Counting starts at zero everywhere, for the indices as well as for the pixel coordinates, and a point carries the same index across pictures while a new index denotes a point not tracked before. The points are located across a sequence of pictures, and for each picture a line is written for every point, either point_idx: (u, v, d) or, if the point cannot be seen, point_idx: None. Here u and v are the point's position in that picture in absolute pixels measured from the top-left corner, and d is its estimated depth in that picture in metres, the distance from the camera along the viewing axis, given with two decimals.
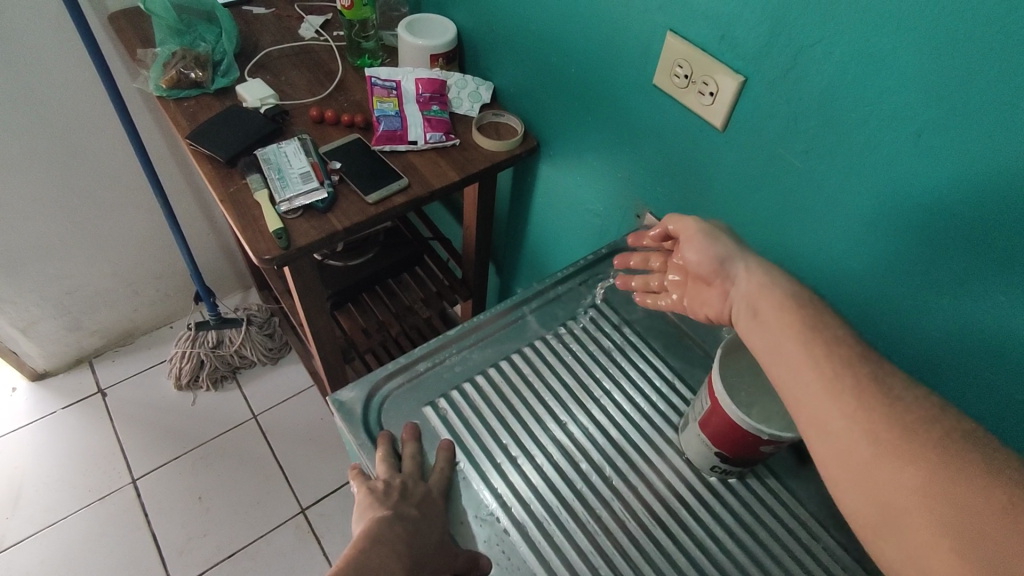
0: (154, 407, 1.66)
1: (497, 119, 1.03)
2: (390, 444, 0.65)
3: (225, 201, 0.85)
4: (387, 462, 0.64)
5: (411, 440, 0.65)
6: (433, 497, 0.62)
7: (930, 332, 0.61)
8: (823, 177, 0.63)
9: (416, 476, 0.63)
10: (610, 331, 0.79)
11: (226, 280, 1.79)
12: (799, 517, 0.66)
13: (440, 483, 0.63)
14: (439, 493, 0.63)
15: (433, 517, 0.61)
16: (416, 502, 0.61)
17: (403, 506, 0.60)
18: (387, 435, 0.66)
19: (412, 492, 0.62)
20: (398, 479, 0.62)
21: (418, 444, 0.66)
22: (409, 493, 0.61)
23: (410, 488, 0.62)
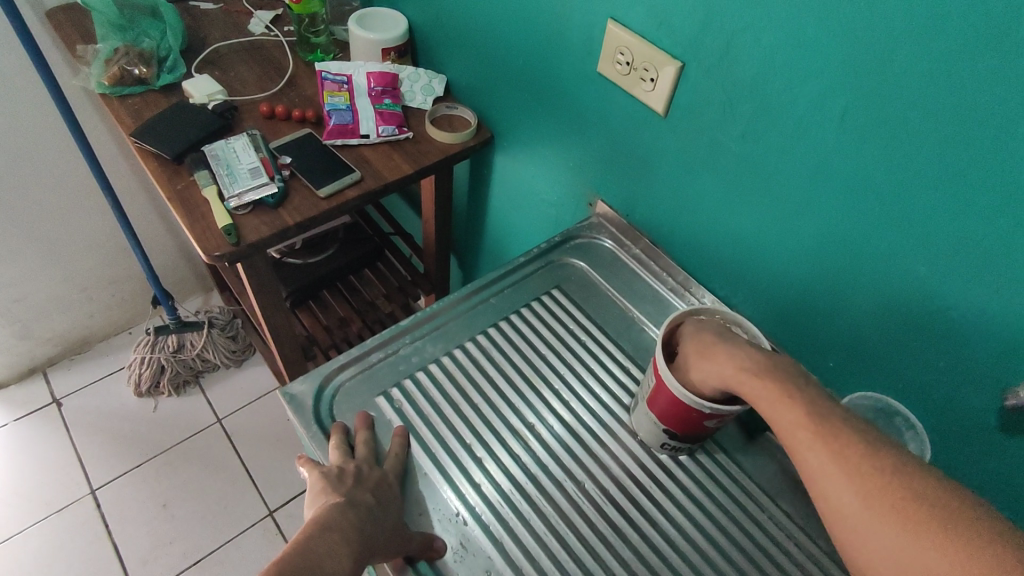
0: (113, 415, 1.62)
1: (451, 112, 1.03)
2: (344, 434, 0.65)
3: (172, 198, 0.83)
4: (340, 449, 0.64)
5: (364, 428, 0.66)
6: (387, 482, 0.62)
7: (863, 305, 0.63)
8: (759, 158, 0.65)
9: (371, 461, 0.63)
10: (564, 317, 0.80)
11: (185, 283, 1.75)
12: (747, 489, 0.68)
13: (394, 468, 0.64)
14: (393, 477, 0.63)
15: (388, 502, 0.61)
16: (370, 488, 0.61)
17: (358, 492, 0.60)
18: (341, 425, 0.66)
19: (367, 478, 0.61)
20: (353, 464, 0.62)
21: (371, 432, 0.66)
22: (364, 479, 0.61)
23: (364, 473, 0.62)
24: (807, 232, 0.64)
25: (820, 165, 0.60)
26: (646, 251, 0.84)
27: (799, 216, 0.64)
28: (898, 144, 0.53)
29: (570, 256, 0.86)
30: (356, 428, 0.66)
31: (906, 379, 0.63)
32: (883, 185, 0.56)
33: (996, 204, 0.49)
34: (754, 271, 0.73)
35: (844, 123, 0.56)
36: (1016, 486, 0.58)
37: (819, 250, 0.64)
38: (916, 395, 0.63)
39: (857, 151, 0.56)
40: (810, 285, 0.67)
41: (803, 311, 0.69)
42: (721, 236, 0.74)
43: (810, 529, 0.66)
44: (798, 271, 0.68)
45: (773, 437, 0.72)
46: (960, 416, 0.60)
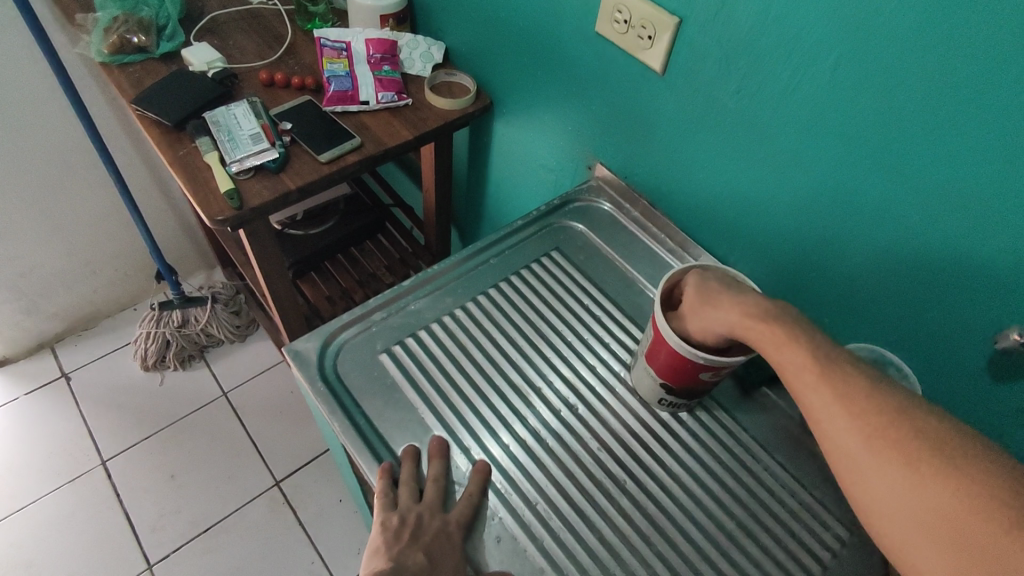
0: (120, 389, 1.64)
1: (449, 79, 1.03)
2: (415, 463, 0.63)
3: (174, 164, 0.84)
4: (409, 486, 0.62)
5: (437, 459, 0.63)
6: (447, 535, 0.59)
7: (857, 259, 0.64)
8: (754, 113, 0.65)
9: (436, 508, 0.61)
10: (563, 277, 0.81)
11: (189, 259, 1.77)
12: (742, 441, 0.69)
13: (459, 515, 0.60)
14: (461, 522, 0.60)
15: (445, 558, 0.57)
16: (426, 544, 0.58)
17: (412, 551, 0.57)
18: (412, 449, 0.64)
19: (425, 531, 0.59)
20: (413, 513, 0.60)
21: (444, 462, 0.64)
22: (422, 535, 0.58)
23: (424, 524, 0.59)
24: (806, 186, 0.65)
25: (817, 117, 0.60)
26: (644, 214, 0.85)
27: (796, 171, 0.65)
28: (891, 92, 0.53)
29: (569, 219, 0.87)
30: (430, 459, 0.63)
31: (899, 331, 0.64)
32: (878, 134, 0.56)
33: (989, 145, 0.50)
34: (750, 229, 0.73)
35: (838, 73, 0.56)
36: (1006, 432, 0.59)
37: (814, 204, 0.65)
38: (906, 347, 0.64)
39: (852, 102, 0.56)
40: (807, 240, 0.68)
41: (800, 267, 0.70)
42: (719, 195, 0.74)
43: (804, 479, 0.67)
44: (794, 227, 0.68)
45: (769, 393, 0.73)
46: (951, 365, 0.61)
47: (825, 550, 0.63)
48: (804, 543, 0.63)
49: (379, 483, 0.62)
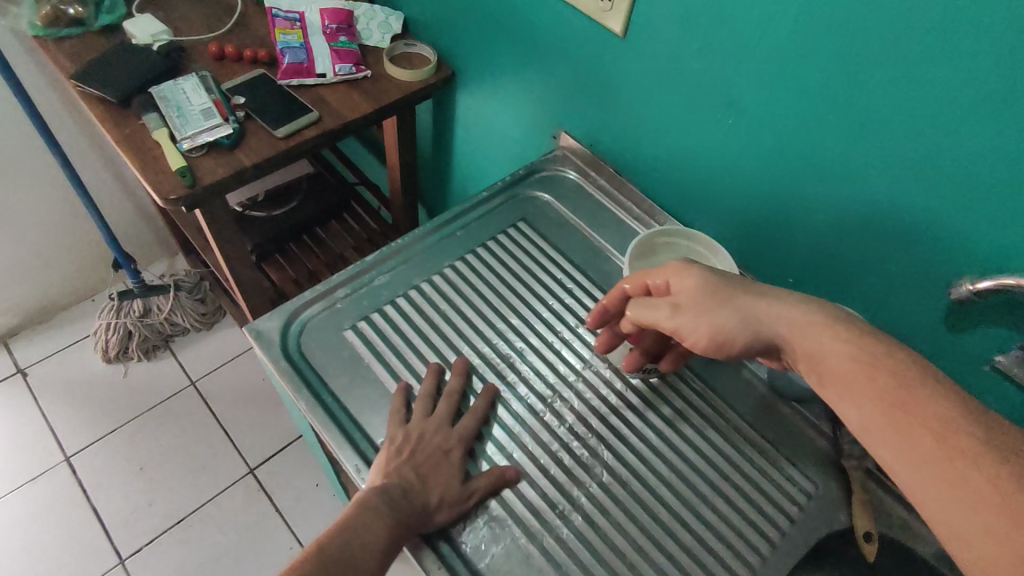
0: (82, 383, 1.59)
1: (409, 49, 1.00)
2: (438, 377, 0.67)
3: (121, 142, 0.80)
4: (423, 400, 0.65)
5: (456, 375, 0.67)
6: (444, 455, 0.61)
7: (819, 218, 0.65)
8: (715, 73, 0.65)
9: (444, 422, 0.64)
10: (530, 247, 0.80)
11: (148, 246, 1.71)
12: (711, 403, 0.70)
13: (463, 432, 0.63)
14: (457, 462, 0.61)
15: (443, 473, 0.60)
16: (419, 463, 0.60)
17: (406, 469, 0.60)
18: (435, 368, 0.67)
19: (428, 442, 0.62)
20: (416, 430, 0.62)
21: (464, 380, 0.67)
22: (420, 452, 0.61)
23: (425, 440, 0.62)
24: (768, 148, 0.65)
25: (778, 76, 0.60)
26: (611, 181, 0.84)
27: (758, 133, 0.65)
28: (849, 47, 0.54)
29: (535, 188, 0.86)
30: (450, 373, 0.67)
31: (860, 289, 0.65)
32: (837, 91, 0.56)
33: (942, 96, 0.50)
34: (715, 194, 0.73)
35: (797, 30, 0.56)
36: (964, 382, 0.61)
37: (776, 165, 0.65)
38: (867, 304, 0.65)
39: (812, 58, 0.57)
40: (770, 203, 0.68)
41: (766, 229, 0.70)
42: (683, 160, 0.74)
43: (772, 436, 0.69)
44: (757, 189, 0.69)
45: None
46: (910, 319, 0.62)
47: (793, 504, 0.64)
48: (773, 498, 0.64)
49: (393, 403, 0.65)
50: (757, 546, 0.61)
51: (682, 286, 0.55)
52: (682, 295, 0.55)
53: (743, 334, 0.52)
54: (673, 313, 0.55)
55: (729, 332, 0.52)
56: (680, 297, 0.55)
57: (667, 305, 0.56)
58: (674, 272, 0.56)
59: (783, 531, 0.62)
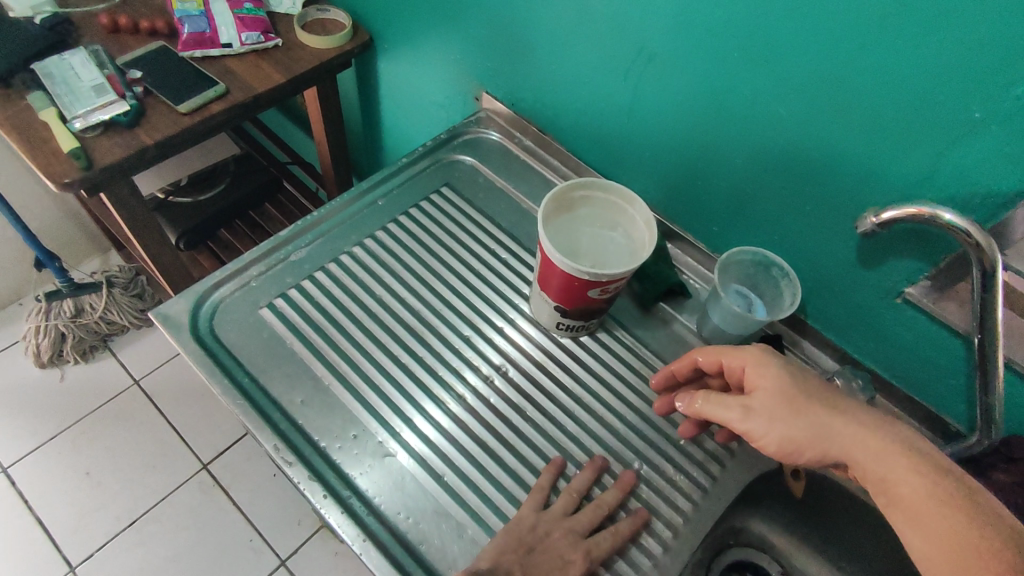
0: (16, 390, 1.51)
1: (322, 15, 0.95)
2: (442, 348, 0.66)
3: (4, 124, 0.74)
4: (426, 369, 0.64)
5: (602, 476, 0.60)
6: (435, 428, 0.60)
7: (736, 162, 0.64)
8: (623, 17, 0.63)
9: (577, 528, 0.57)
10: (455, 212, 0.77)
11: (75, 243, 1.62)
12: (643, 357, 0.69)
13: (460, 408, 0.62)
14: (559, 515, 0.57)
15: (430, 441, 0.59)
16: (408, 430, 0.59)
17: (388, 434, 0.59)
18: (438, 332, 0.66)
19: (551, 545, 0.55)
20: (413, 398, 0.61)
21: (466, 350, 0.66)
22: (540, 553, 0.55)
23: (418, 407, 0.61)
24: (682, 93, 0.63)
25: (684, 14, 0.58)
26: (536, 141, 0.83)
27: (670, 78, 0.63)
28: None
29: (458, 152, 0.83)
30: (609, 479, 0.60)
31: (778, 231, 0.65)
32: (741, 27, 0.55)
33: (834, 24, 0.49)
34: (635, 146, 0.72)
35: None
36: (880, 317, 0.62)
37: (690, 111, 0.64)
38: (786, 247, 0.65)
39: None
40: (688, 150, 0.67)
41: (686, 178, 0.70)
42: (604, 113, 0.72)
43: None
44: (675, 138, 0.67)
45: (667, 308, 0.73)
46: (829, 259, 0.62)
47: (723, 450, 0.65)
48: (703, 445, 0.64)
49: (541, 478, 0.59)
50: (688, 492, 0.62)
51: (759, 386, 0.51)
52: (757, 397, 0.51)
53: (813, 449, 0.48)
54: (745, 416, 0.51)
55: (802, 444, 0.48)
56: (755, 399, 0.51)
57: (739, 405, 0.52)
58: (754, 364, 0.52)
59: (713, 477, 0.63)
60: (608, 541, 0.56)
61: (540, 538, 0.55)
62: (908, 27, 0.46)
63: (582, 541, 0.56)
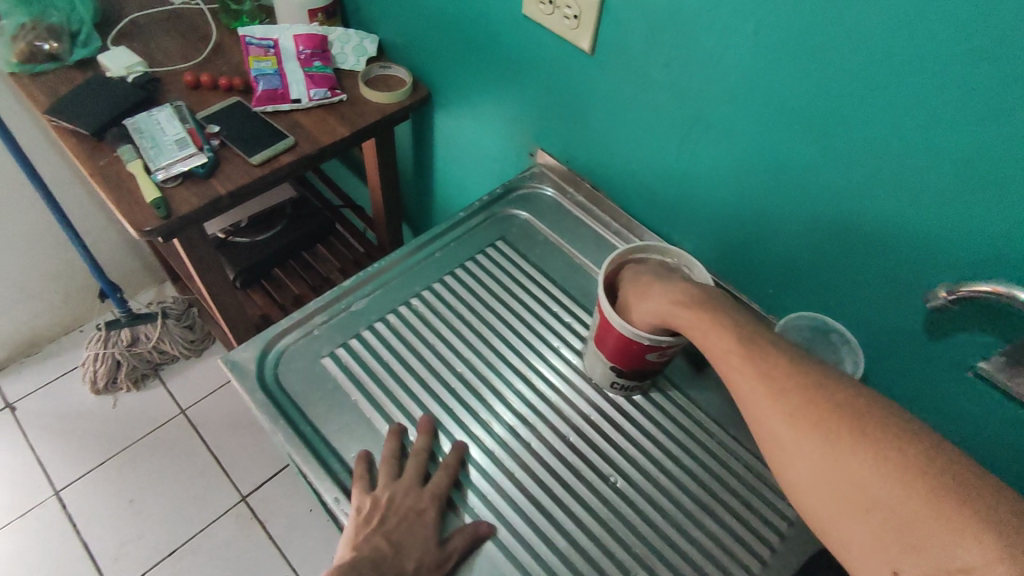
0: (71, 415, 1.58)
1: (384, 72, 1.00)
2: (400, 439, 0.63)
3: (95, 175, 0.80)
4: (389, 464, 0.61)
5: (420, 437, 0.63)
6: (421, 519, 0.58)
7: (796, 227, 0.64)
8: (683, 87, 0.65)
9: (414, 480, 0.60)
10: (510, 266, 0.79)
11: (135, 274, 1.70)
12: (697, 419, 0.69)
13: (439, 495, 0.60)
14: (410, 480, 0.60)
15: (415, 539, 0.57)
16: (392, 531, 0.57)
17: (378, 538, 0.57)
18: (398, 428, 0.63)
19: (397, 509, 0.58)
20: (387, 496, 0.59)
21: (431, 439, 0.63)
22: (392, 517, 0.58)
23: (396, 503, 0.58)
24: (742, 158, 0.65)
25: (748, 87, 0.60)
26: (589, 197, 0.84)
27: (729, 144, 0.65)
28: (814, 59, 0.53)
29: (514, 206, 0.86)
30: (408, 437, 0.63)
31: (839, 297, 0.65)
32: (804, 103, 0.56)
33: (895, 106, 0.51)
34: (690, 207, 0.73)
35: (760, 42, 0.56)
36: (946, 389, 0.60)
37: (749, 177, 0.65)
38: (846, 312, 0.65)
39: (777, 70, 0.56)
40: (743, 214, 0.68)
41: (742, 239, 0.70)
42: (659, 172, 0.74)
43: (757, 449, 0.68)
44: (731, 201, 0.68)
45: None
46: (892, 326, 0.62)
47: (783, 520, 0.63)
48: (760, 512, 0.63)
49: (358, 465, 0.61)
50: (744, 562, 0.60)
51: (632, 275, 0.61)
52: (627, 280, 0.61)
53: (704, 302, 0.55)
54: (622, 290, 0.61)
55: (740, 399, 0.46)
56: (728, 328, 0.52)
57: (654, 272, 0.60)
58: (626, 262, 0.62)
59: (772, 548, 0.61)
60: (445, 477, 0.60)
61: (388, 504, 0.58)
62: (974, 110, 0.47)
63: (424, 490, 0.60)
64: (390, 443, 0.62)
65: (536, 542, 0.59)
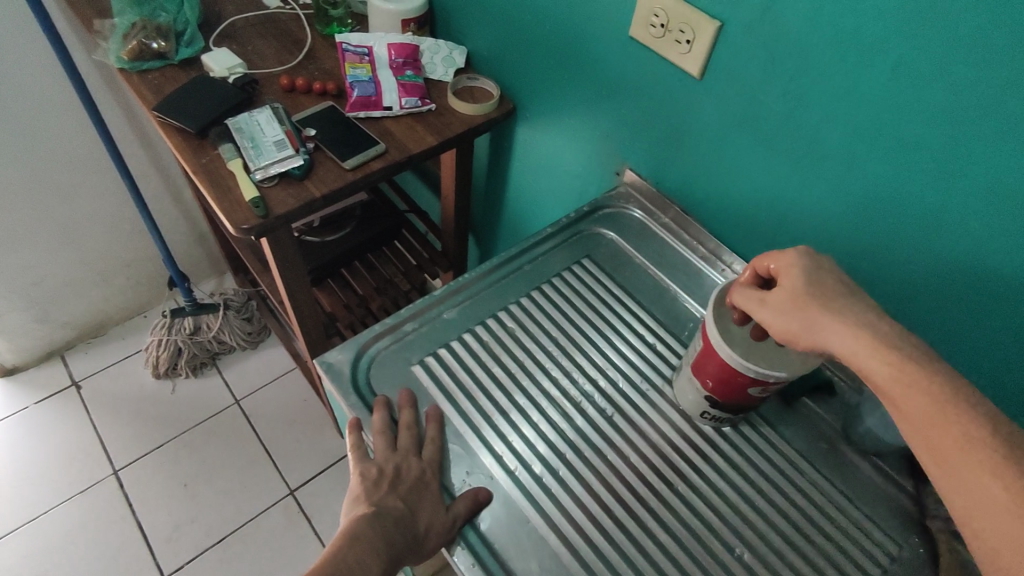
0: (132, 397, 1.62)
1: (472, 83, 1.01)
2: (387, 410, 0.65)
3: (198, 172, 0.83)
4: (384, 434, 0.64)
5: (407, 407, 0.66)
6: (424, 484, 0.61)
7: (909, 267, 0.63)
8: (798, 118, 0.64)
9: (409, 450, 0.63)
10: (595, 285, 0.79)
11: (200, 264, 1.75)
12: (786, 454, 0.67)
13: (433, 461, 0.63)
14: (403, 451, 0.63)
15: (423, 500, 0.60)
16: (404, 493, 0.60)
17: (392, 498, 0.60)
18: (407, 395, 0.66)
19: (403, 477, 0.61)
20: (391, 464, 0.62)
21: (415, 411, 0.66)
22: (398, 484, 0.61)
23: (402, 470, 0.62)
24: (853, 194, 0.64)
25: (871, 121, 0.58)
26: (676, 220, 0.84)
27: (840, 178, 0.64)
28: (950, 99, 0.52)
29: (599, 226, 0.86)
30: (399, 406, 0.66)
31: (949, 339, 0.63)
32: (932, 143, 0.55)
33: None
34: (790, 236, 0.72)
35: (892, 79, 0.55)
36: None
37: (859, 213, 0.64)
38: (955, 355, 0.63)
39: (908, 109, 0.55)
40: (849, 249, 0.67)
41: (847, 274, 0.69)
42: (757, 200, 0.73)
43: (849, 490, 0.66)
44: (838, 236, 0.67)
45: (810, 403, 0.72)
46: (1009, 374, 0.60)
47: (876, 566, 0.61)
48: (854, 557, 0.61)
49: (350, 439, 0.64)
50: None
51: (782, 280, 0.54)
52: (775, 291, 0.54)
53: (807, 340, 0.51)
54: (760, 307, 0.55)
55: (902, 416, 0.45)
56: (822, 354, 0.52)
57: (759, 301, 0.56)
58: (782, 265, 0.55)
59: None
60: (432, 449, 0.63)
61: (389, 472, 0.61)
62: None
63: (419, 460, 0.63)
64: (380, 414, 0.64)
65: (558, 522, 0.60)
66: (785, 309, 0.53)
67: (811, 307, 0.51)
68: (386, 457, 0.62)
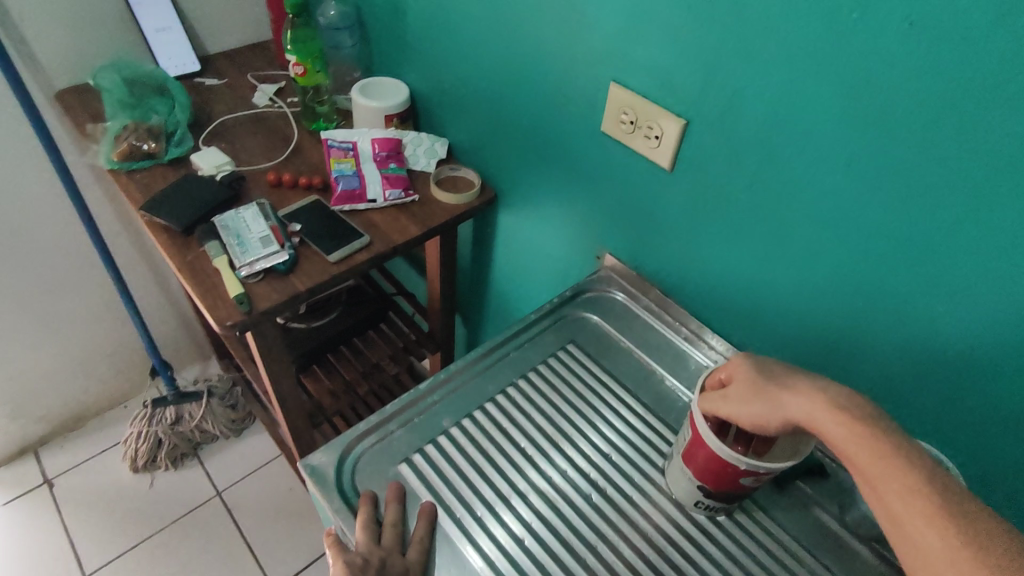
0: (108, 494, 1.56)
1: (453, 173, 1.05)
2: (372, 506, 0.63)
3: (182, 269, 0.84)
4: (368, 529, 0.61)
5: (394, 501, 0.64)
6: None
7: (888, 348, 0.63)
8: (768, 208, 0.67)
9: (394, 547, 0.60)
10: (581, 371, 0.79)
11: (184, 351, 1.73)
12: (784, 544, 0.65)
13: (420, 559, 0.60)
14: (388, 547, 0.60)
15: None
16: None
17: None
18: (397, 487, 0.65)
19: (389, 569, 0.58)
20: (376, 556, 0.58)
21: (400, 507, 0.64)
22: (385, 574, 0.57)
23: (388, 565, 0.58)
24: (826, 278, 0.65)
25: (836, 211, 0.61)
26: (658, 300, 0.85)
27: (812, 264, 0.66)
28: (906, 190, 0.55)
29: (583, 310, 0.87)
30: (386, 501, 0.64)
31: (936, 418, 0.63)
32: (898, 232, 0.57)
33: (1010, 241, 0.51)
34: (772, 316, 0.73)
35: (852, 171, 0.58)
36: None
37: (835, 296, 0.65)
38: None
39: (870, 199, 0.58)
40: (830, 330, 0.68)
41: (830, 354, 0.69)
42: (736, 283, 0.75)
43: None
44: (816, 317, 0.68)
45: (805, 486, 0.70)
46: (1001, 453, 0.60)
47: None
48: None
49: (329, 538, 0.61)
50: None
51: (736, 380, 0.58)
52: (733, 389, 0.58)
53: (775, 419, 0.54)
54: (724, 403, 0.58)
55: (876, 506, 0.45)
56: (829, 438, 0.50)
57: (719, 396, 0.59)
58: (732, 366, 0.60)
59: None
60: (419, 547, 0.60)
61: (376, 563, 0.58)
62: None
63: (403, 558, 0.60)
64: (365, 508, 0.62)
65: None
66: (742, 397, 0.56)
67: (766, 385, 0.55)
68: (370, 550, 0.59)
